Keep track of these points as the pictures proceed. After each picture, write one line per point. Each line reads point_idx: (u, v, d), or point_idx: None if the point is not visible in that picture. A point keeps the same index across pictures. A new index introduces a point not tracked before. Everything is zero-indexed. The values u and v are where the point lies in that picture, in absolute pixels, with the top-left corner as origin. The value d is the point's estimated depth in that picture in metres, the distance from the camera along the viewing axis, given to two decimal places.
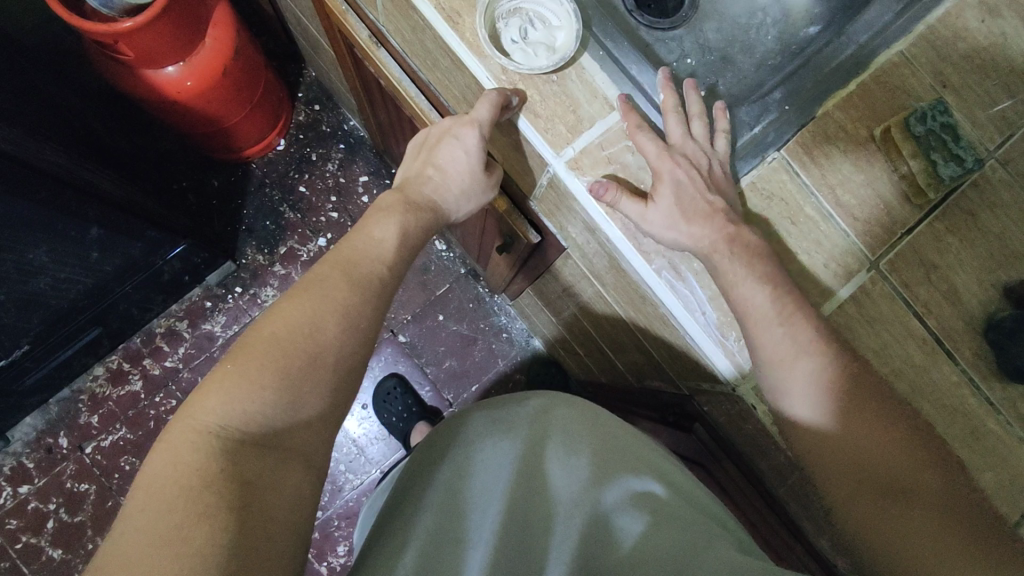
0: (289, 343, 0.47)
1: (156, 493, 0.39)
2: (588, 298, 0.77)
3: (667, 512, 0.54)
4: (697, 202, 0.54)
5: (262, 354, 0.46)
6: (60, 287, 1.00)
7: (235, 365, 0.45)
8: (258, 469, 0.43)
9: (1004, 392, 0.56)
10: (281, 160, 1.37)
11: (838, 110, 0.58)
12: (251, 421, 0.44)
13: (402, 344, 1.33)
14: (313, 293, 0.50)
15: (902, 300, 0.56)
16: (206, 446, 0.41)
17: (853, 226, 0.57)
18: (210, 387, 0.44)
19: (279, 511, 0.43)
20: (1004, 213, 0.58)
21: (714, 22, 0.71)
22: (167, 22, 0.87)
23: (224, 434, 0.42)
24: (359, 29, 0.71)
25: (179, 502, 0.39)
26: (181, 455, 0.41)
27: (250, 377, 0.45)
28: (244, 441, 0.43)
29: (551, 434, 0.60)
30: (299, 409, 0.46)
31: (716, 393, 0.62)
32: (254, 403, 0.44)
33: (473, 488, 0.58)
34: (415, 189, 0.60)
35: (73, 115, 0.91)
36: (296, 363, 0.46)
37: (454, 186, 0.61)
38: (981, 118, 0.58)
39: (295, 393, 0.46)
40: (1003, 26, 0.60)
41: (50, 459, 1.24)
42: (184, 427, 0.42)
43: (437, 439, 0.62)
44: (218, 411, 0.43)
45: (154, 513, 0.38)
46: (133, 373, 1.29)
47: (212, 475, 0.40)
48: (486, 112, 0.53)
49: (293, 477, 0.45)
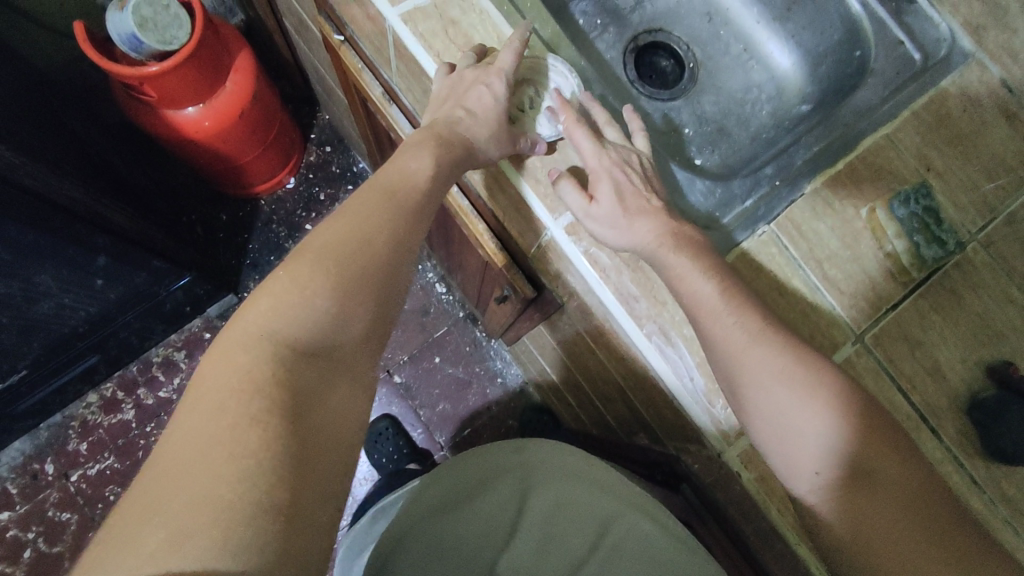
0: (340, 252, 0.47)
1: (209, 392, 0.40)
2: (582, 352, 0.79)
3: (647, 548, 0.69)
4: (635, 199, 0.56)
5: (312, 263, 0.46)
6: (62, 313, 1.01)
7: (287, 274, 0.46)
8: (308, 378, 0.43)
9: (988, 471, 0.57)
10: (290, 198, 1.41)
11: (826, 187, 0.60)
12: (301, 329, 0.44)
13: (396, 385, 1.34)
14: (352, 214, 0.50)
15: (887, 374, 0.58)
16: (258, 349, 0.42)
17: (839, 300, 0.58)
18: (263, 293, 0.45)
19: (328, 428, 0.43)
20: (986, 294, 0.60)
21: (712, 96, 0.77)
22: (191, 68, 0.92)
23: (278, 339, 0.43)
24: (374, 87, 0.74)
25: (230, 403, 0.39)
26: (235, 358, 0.42)
27: (302, 283, 0.45)
28: (295, 351, 0.43)
29: (548, 478, 0.72)
30: (345, 322, 0.46)
31: (702, 457, 0.62)
32: (305, 309, 0.44)
33: (477, 532, 0.69)
34: (447, 129, 0.56)
35: (92, 150, 0.95)
36: (346, 273, 0.47)
37: (484, 127, 0.56)
38: (962, 201, 0.61)
39: (345, 306, 0.46)
40: (983, 115, 0.63)
41: (34, 485, 1.23)
42: (241, 332, 0.43)
43: (449, 475, 0.71)
44: (268, 320, 0.44)
45: (206, 412, 0.39)
46: (126, 401, 1.29)
47: (261, 379, 0.41)
48: (511, 59, 0.57)
49: (338, 393, 0.45)
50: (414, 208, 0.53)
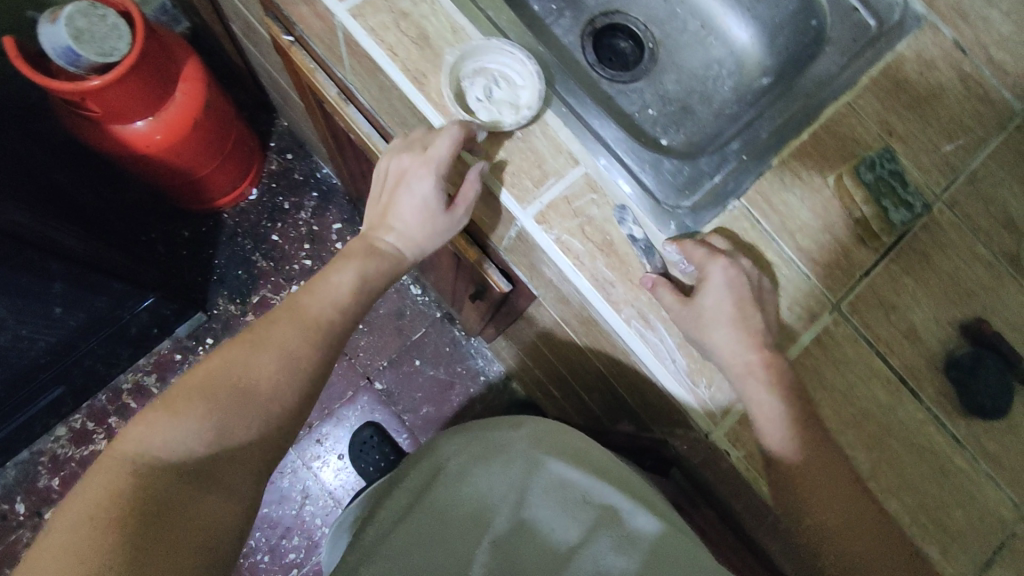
0: (220, 374, 0.50)
1: (73, 511, 0.41)
2: (562, 343, 0.77)
3: (660, 546, 0.61)
4: (740, 312, 0.54)
5: (189, 390, 0.49)
6: (19, 346, 0.96)
7: (165, 402, 0.48)
8: (173, 494, 0.44)
9: (969, 429, 0.57)
10: (253, 210, 1.37)
11: (792, 159, 0.60)
12: (168, 449, 0.46)
13: (378, 392, 1.31)
14: (243, 338, 0.53)
15: (865, 341, 0.58)
16: (121, 469, 0.44)
17: (814, 270, 0.58)
18: (141, 420, 0.47)
19: (196, 532, 0.44)
20: (955, 253, 0.60)
21: (673, 75, 0.77)
22: (136, 79, 0.88)
23: (143, 459, 0.45)
24: (328, 87, 0.72)
25: (87, 521, 0.40)
26: (97, 482, 0.43)
27: (175, 408, 0.47)
28: (165, 469, 0.45)
29: (544, 462, 0.68)
30: (225, 435, 0.48)
31: (689, 438, 0.62)
32: (176, 433, 0.46)
33: (464, 513, 0.64)
34: (377, 238, 0.60)
35: (36, 171, 0.91)
36: (222, 393, 0.49)
37: (415, 231, 0.59)
38: (926, 163, 0.61)
39: (222, 427, 0.48)
40: (939, 77, 0.63)
41: (5, 527, 1.17)
42: (110, 458, 0.45)
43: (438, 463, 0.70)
44: (145, 436, 0.46)
45: (65, 531, 0.40)
46: (97, 432, 1.24)
47: (120, 497, 0.42)
48: (446, 146, 0.54)
49: (213, 502, 0.46)
50: (307, 323, 0.55)
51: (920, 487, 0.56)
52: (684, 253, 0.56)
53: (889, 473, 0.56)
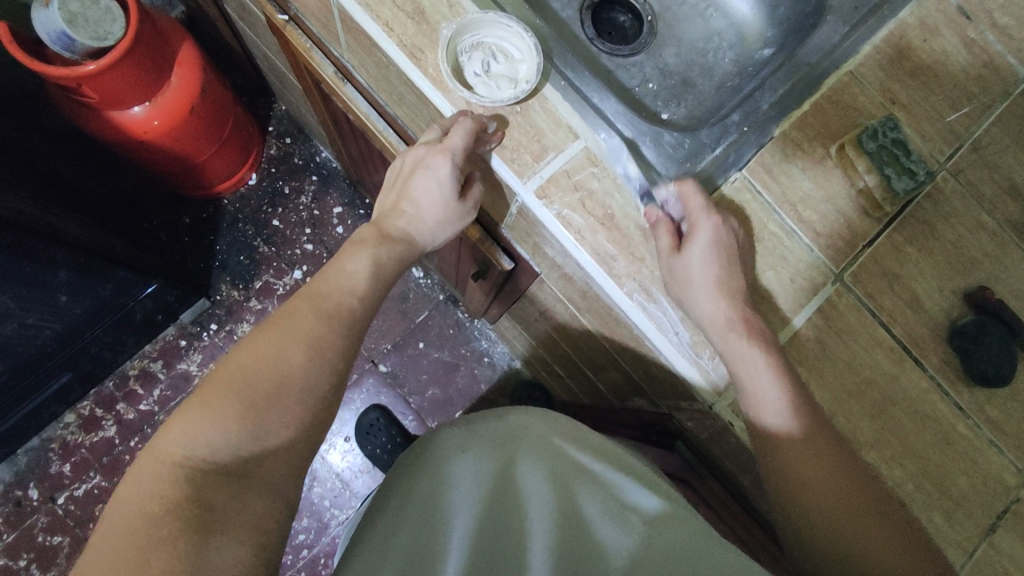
0: (254, 370, 0.46)
1: (121, 518, 0.39)
2: (565, 320, 0.78)
3: (661, 526, 0.56)
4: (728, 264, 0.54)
5: (227, 384, 0.45)
6: (26, 335, 0.97)
7: (202, 397, 0.45)
8: (222, 497, 0.42)
9: (972, 396, 0.58)
10: (254, 195, 1.37)
11: (794, 129, 0.60)
12: (215, 449, 0.43)
13: (383, 374, 1.32)
14: (280, 324, 0.49)
15: (868, 311, 0.58)
16: (169, 474, 0.41)
17: (816, 241, 0.58)
18: (177, 418, 0.44)
19: (240, 539, 0.41)
20: (958, 222, 0.60)
21: (673, 48, 0.76)
22: (131, 64, 0.87)
23: (191, 461, 0.42)
24: (325, 65, 0.71)
25: (141, 529, 0.38)
26: (145, 484, 0.40)
27: (215, 406, 0.44)
28: (212, 469, 0.42)
29: (527, 447, 0.61)
30: (264, 434, 0.45)
31: (694, 411, 0.62)
32: (217, 431, 0.43)
33: (442, 508, 0.58)
34: (389, 223, 0.59)
35: (36, 159, 0.91)
36: (260, 392, 0.45)
37: (429, 218, 0.59)
38: (930, 131, 0.61)
39: (261, 421, 0.45)
40: (944, 43, 0.62)
41: (19, 513, 1.19)
42: (150, 458, 0.42)
43: (415, 455, 0.63)
44: (185, 437, 0.43)
45: (115, 542, 0.38)
46: (106, 418, 1.25)
47: (172, 501, 0.40)
48: (460, 140, 0.53)
49: (258, 503, 0.44)
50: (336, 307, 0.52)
51: (923, 455, 0.56)
52: (682, 197, 0.56)
53: (892, 441, 0.56)
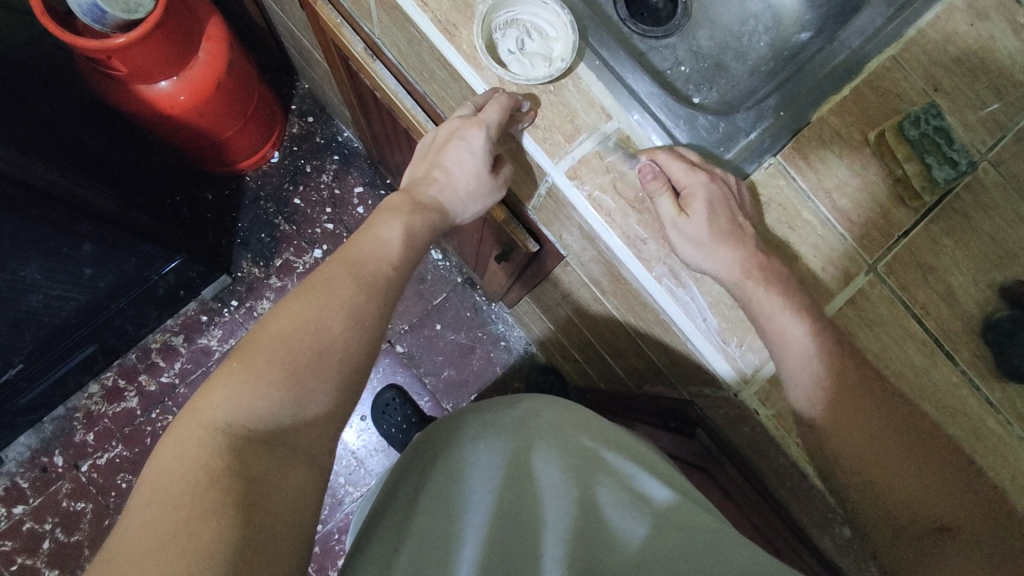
0: (296, 340, 0.46)
1: (164, 483, 0.39)
2: (587, 304, 0.77)
3: (676, 517, 0.55)
4: (725, 216, 0.53)
5: (267, 353, 0.46)
6: (53, 305, 0.99)
7: (241, 364, 0.45)
8: (262, 468, 0.42)
9: (1005, 392, 0.56)
10: (275, 173, 1.37)
11: (832, 115, 0.58)
12: (256, 417, 0.43)
13: (400, 355, 1.33)
14: (316, 293, 0.50)
15: (901, 303, 0.57)
16: (211, 441, 0.41)
17: (850, 230, 0.57)
18: (216, 383, 0.44)
19: (282, 508, 0.42)
20: (998, 215, 0.58)
21: (707, 30, 0.74)
22: (160, 37, 0.87)
23: (230, 428, 0.42)
24: (354, 42, 0.71)
25: (184, 497, 0.38)
26: (187, 450, 0.40)
27: (256, 372, 0.44)
28: (250, 437, 0.43)
29: (541, 434, 0.61)
30: (303, 406, 0.46)
31: (717, 398, 0.62)
32: (260, 399, 0.44)
33: (456, 498, 0.58)
34: (420, 191, 0.59)
35: (64, 132, 0.92)
36: (302, 359, 0.46)
37: (460, 189, 0.60)
38: (972, 120, 0.59)
39: (300, 392, 0.45)
40: (991, 29, 0.60)
41: (45, 478, 1.22)
42: (190, 421, 0.42)
43: (431, 442, 0.63)
44: (223, 407, 0.43)
45: (159, 508, 0.38)
46: (128, 390, 1.28)
47: (216, 470, 0.40)
48: (496, 116, 0.53)
49: (297, 473, 0.44)
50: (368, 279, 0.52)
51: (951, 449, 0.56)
52: (665, 164, 0.55)
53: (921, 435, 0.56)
